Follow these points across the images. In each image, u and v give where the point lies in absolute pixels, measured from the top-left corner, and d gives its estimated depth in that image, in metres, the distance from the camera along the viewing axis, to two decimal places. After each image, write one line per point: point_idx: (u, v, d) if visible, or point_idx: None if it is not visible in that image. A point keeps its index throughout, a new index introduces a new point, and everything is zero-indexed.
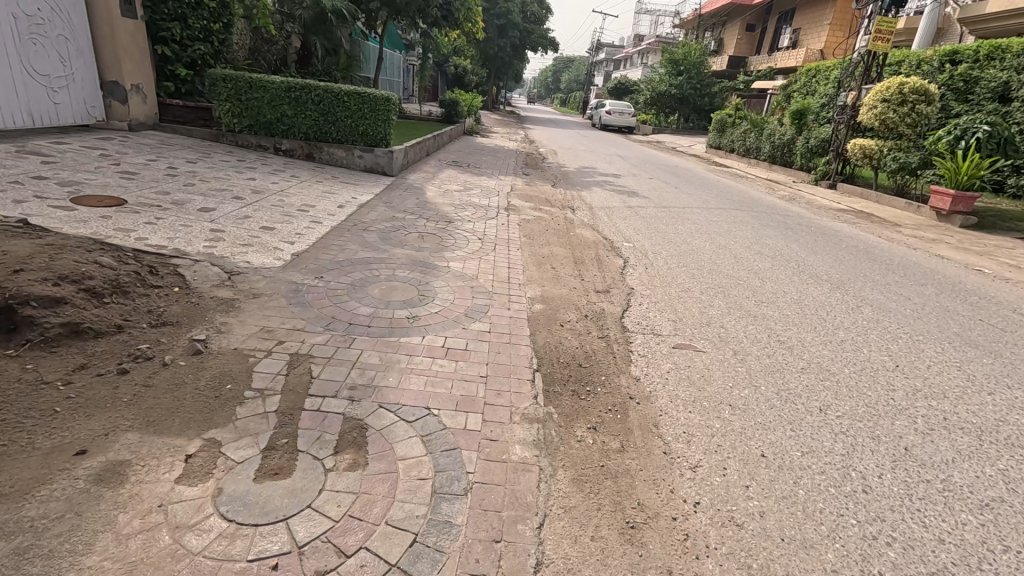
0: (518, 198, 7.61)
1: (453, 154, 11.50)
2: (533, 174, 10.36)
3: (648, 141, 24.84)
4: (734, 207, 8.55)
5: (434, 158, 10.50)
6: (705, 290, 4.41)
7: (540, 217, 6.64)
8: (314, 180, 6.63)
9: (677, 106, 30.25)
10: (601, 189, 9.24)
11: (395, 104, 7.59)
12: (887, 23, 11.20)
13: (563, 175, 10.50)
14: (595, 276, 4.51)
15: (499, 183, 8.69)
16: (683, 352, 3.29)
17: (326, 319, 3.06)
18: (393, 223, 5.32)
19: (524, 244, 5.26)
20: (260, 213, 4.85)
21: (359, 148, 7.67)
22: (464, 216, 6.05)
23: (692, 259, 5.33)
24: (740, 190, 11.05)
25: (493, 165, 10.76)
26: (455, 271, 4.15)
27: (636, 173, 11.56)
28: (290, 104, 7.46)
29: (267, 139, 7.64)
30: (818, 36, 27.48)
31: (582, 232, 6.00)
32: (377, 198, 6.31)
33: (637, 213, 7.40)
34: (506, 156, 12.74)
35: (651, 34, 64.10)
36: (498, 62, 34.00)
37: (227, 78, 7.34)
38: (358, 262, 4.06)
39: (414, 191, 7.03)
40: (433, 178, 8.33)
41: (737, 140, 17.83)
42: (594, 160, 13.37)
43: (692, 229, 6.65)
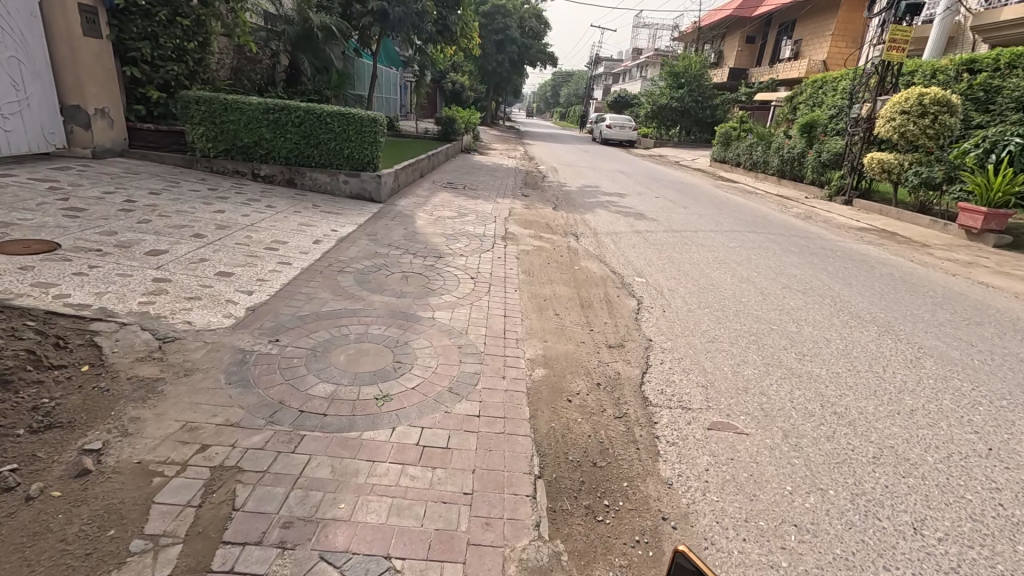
0: (516, 225, 7.01)
1: (449, 174, 10.94)
2: (532, 195, 9.79)
3: (650, 155, 24.37)
4: (750, 229, 7.93)
5: (428, 179, 9.94)
6: (733, 340, 3.77)
7: (540, 247, 6.03)
8: (292, 210, 6.05)
9: (678, 119, 29.84)
10: (605, 211, 8.65)
11: (382, 125, 7.06)
12: (902, 32, 10.73)
13: (564, 196, 9.92)
14: (605, 324, 3.87)
15: (496, 207, 8.10)
16: (722, 436, 2.63)
17: (270, 407, 2.41)
18: (374, 261, 4.71)
19: (524, 282, 4.63)
20: (220, 254, 4.24)
21: (344, 173, 7.11)
22: (455, 248, 5.44)
23: (713, 297, 4.70)
24: (753, 208, 10.43)
25: (490, 186, 10.19)
26: (441, 325, 3.50)
27: (641, 192, 10.99)
28: (268, 126, 6.92)
29: (244, 164, 7.09)
30: (821, 47, 27.10)
31: (587, 265, 5.38)
32: (360, 228, 5.73)
33: (645, 239, 6.80)
34: (504, 175, 12.19)
35: (650, 48, 64.28)
36: (496, 78, 33.82)
37: (200, 100, 6.81)
38: (324, 316, 3.42)
39: (402, 219, 6.45)
40: (425, 203, 7.75)
41: (743, 154, 17.27)
42: (597, 178, 12.81)
43: (708, 258, 6.03)
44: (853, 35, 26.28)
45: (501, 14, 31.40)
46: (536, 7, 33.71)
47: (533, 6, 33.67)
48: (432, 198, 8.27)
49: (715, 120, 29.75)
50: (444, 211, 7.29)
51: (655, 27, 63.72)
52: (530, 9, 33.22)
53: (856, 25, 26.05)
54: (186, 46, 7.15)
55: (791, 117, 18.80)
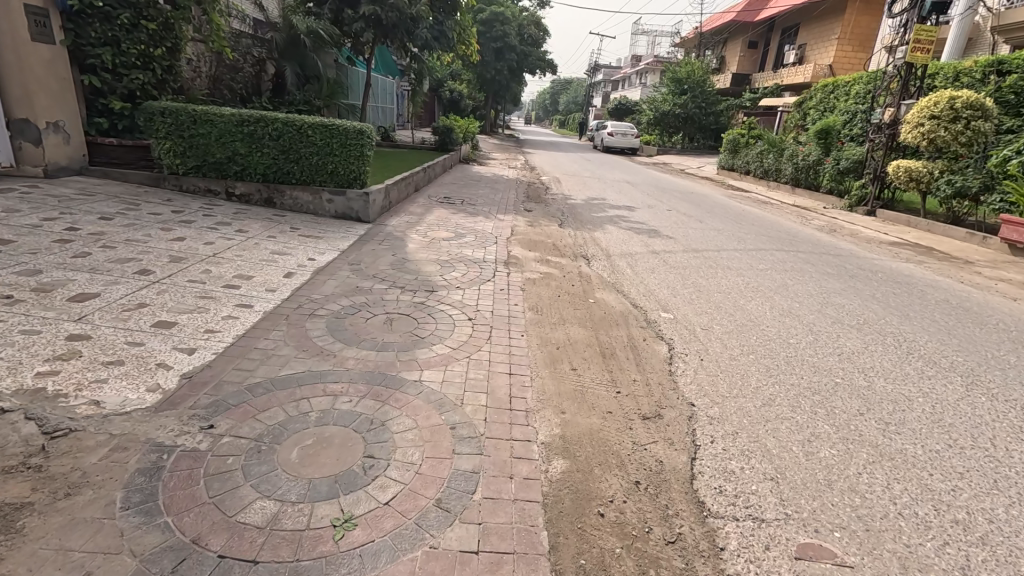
0: (519, 246, 6.31)
1: (445, 188, 10.26)
2: (535, 209, 9.09)
3: (654, 163, 23.75)
4: (776, 246, 7.22)
5: (423, 194, 9.24)
6: (791, 402, 3.05)
7: (548, 273, 5.32)
8: (266, 234, 5.35)
9: (681, 126, 29.24)
10: (615, 227, 7.94)
11: (369, 138, 6.37)
12: (927, 31, 10.03)
13: (568, 210, 9.23)
14: (635, 382, 3.14)
15: (496, 224, 7.40)
16: (818, 571, 1.89)
17: (178, 552, 1.68)
18: (352, 298, 4.00)
19: (531, 323, 3.91)
20: (165, 297, 3.52)
21: (328, 191, 6.41)
22: (450, 278, 4.73)
23: (754, 338, 3.98)
24: (774, 221, 9.71)
25: (490, 200, 9.49)
26: (430, 394, 2.77)
27: (652, 204, 10.28)
28: (243, 140, 6.21)
29: (217, 183, 6.38)
30: (827, 52, 26.53)
31: (603, 297, 4.67)
32: (342, 256, 5.04)
33: (663, 261, 6.09)
34: (505, 188, 11.51)
35: (649, 55, 63.98)
36: (496, 86, 33.33)
37: (167, 111, 6.10)
38: (281, 385, 2.68)
39: (391, 242, 5.76)
40: (418, 221, 7.05)
41: (753, 162, 16.59)
42: (602, 189, 12.12)
43: (736, 284, 5.32)
44: (860, 39, 25.70)
45: (499, 22, 30.97)
46: (534, 15, 33.33)
47: (532, 14, 33.29)
48: (426, 215, 7.56)
49: (718, 127, 29.15)
50: (439, 231, 6.59)
51: (654, 34, 63.53)
52: (529, 17, 32.83)
53: (862, 28, 25.48)
54: (152, 52, 6.48)
55: (801, 124, 18.14)
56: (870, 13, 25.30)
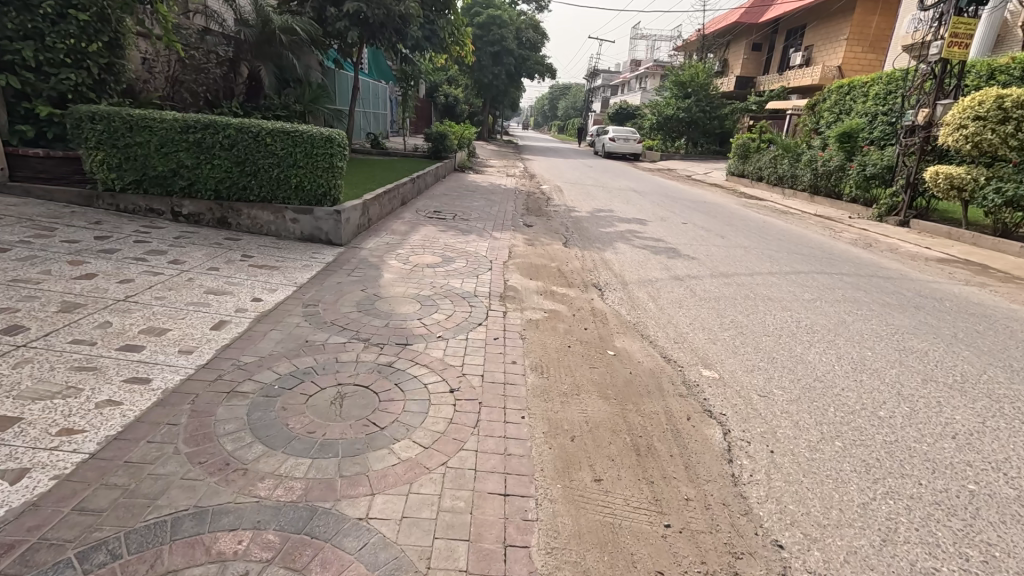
0: (518, 273, 5.34)
1: (436, 201, 9.32)
2: (536, 225, 8.13)
3: (659, 169, 22.84)
4: (814, 268, 6.24)
5: (410, 208, 8.28)
6: (921, 534, 2.06)
7: (555, 311, 4.35)
8: (207, 265, 4.38)
9: (685, 130, 28.38)
10: (627, 246, 6.99)
11: (340, 146, 5.42)
12: (966, 24, 9.15)
13: (572, 225, 8.29)
14: (690, 503, 2.16)
15: (491, 244, 6.43)
16: None
17: None
18: (295, 360, 3.01)
19: (535, 394, 2.91)
20: (25, 371, 2.54)
21: (292, 209, 5.44)
22: (431, 324, 3.75)
23: (830, 410, 3.00)
24: (800, 235, 8.79)
25: (485, 214, 8.54)
26: (379, 550, 1.77)
27: (665, 216, 9.34)
28: (189, 150, 5.24)
29: (161, 200, 5.41)
30: (835, 53, 25.71)
31: (625, 346, 3.70)
32: (297, 294, 4.07)
33: (688, 291, 5.12)
34: (502, 199, 10.57)
35: (649, 59, 63.35)
36: (493, 91, 32.49)
37: (97, 116, 5.13)
38: (138, 544, 1.69)
39: (363, 272, 4.80)
40: (400, 243, 6.07)
41: (767, 169, 15.67)
42: (608, 200, 11.19)
43: (784, 324, 4.35)
44: (869, 39, 24.89)
45: (496, 25, 30.33)
46: (533, 18, 32.65)
47: (529, 17, 32.62)
48: (410, 234, 6.59)
49: (723, 131, 28.29)
50: (424, 256, 5.62)
51: (653, 39, 62.91)
52: (526, 21, 32.14)
53: (871, 28, 24.68)
54: (85, 48, 5.52)
55: (815, 128, 17.23)
56: (879, 13, 24.50)
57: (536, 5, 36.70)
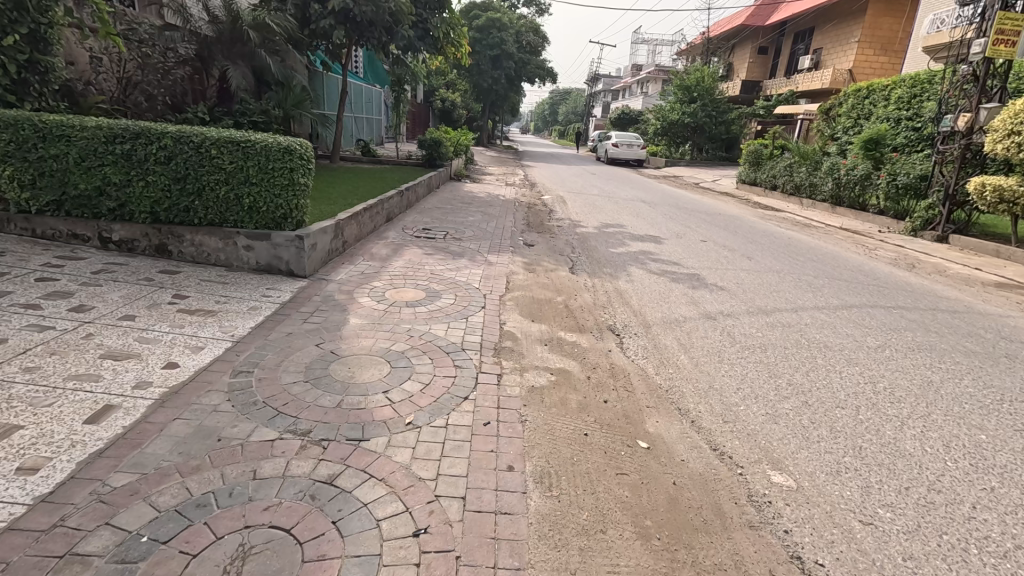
0: (516, 312, 4.40)
1: (426, 216, 8.38)
2: (537, 245, 7.20)
3: (665, 176, 21.94)
4: (864, 299, 5.32)
5: (396, 226, 7.35)
6: None
7: (565, 370, 3.41)
8: (121, 312, 3.46)
9: (690, 136, 27.50)
10: (643, 271, 6.07)
11: (301, 159, 4.52)
12: (1013, 20, 8.25)
13: (577, 244, 7.37)
14: None
15: (485, 271, 5.50)
16: None
17: None
18: (189, 479, 2.07)
19: (540, 537, 1.97)
20: None
21: (245, 235, 4.54)
22: (400, 399, 2.82)
23: (972, 554, 2.04)
24: (833, 254, 7.86)
25: (480, 231, 7.61)
26: None
27: (680, 233, 8.40)
28: (117, 164, 4.33)
29: (86, 224, 4.50)
30: (846, 55, 24.92)
31: (660, 434, 2.75)
32: (229, 353, 3.14)
33: (724, 336, 4.19)
34: (500, 212, 9.64)
35: (651, 64, 62.75)
36: (493, 95, 31.69)
37: (6, 124, 4.25)
38: None
39: (323, 316, 3.88)
40: (377, 272, 5.14)
41: (782, 177, 14.74)
42: (615, 213, 10.26)
43: (854, 386, 3.41)
44: (881, 41, 24.08)
45: (496, 28, 29.56)
46: (533, 21, 31.86)
47: (529, 20, 31.83)
48: (391, 259, 5.66)
49: (730, 136, 27.41)
50: (403, 289, 4.69)
51: (654, 43, 62.40)
52: (526, 23, 31.33)
53: (883, 30, 23.89)
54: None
55: (831, 133, 16.30)
56: (892, 14, 23.71)
57: (537, 9, 35.93)
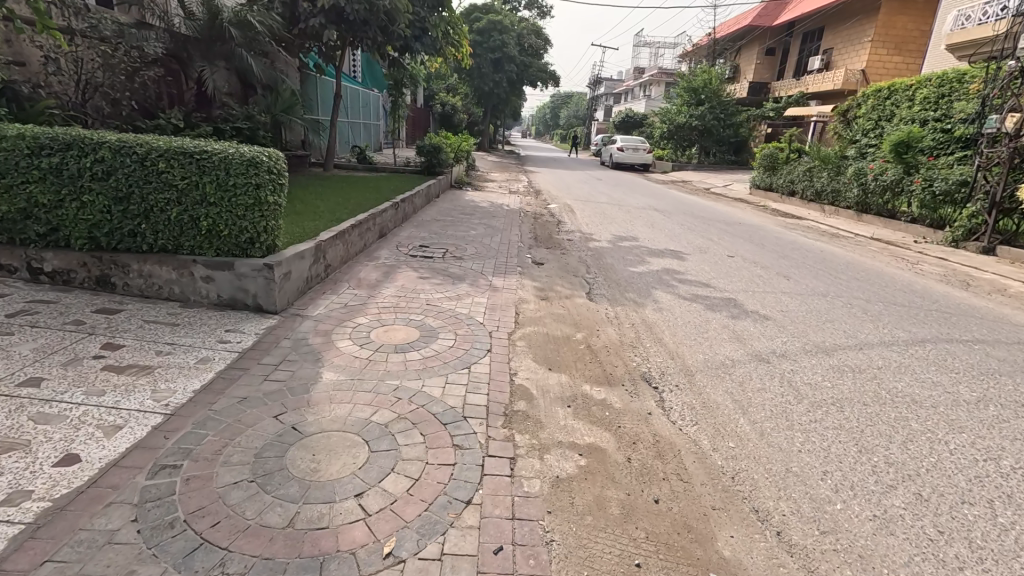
0: (529, 356, 3.63)
1: (423, 230, 7.64)
2: (547, 263, 6.44)
3: (673, 181, 21.20)
4: (935, 332, 4.53)
5: (390, 243, 6.60)
6: None
7: (599, 447, 2.64)
8: (26, 373, 2.70)
9: (698, 139, 26.77)
10: (671, 296, 5.30)
11: (269, 172, 3.76)
12: None
13: (591, 262, 6.62)
14: None
15: (490, 300, 4.73)
16: None
17: None
18: None
19: None
20: None
21: (202, 264, 3.78)
22: (377, 510, 2.04)
23: None
24: (875, 270, 7.08)
25: (484, 248, 6.85)
26: None
27: (703, 247, 7.64)
28: (46, 181, 3.59)
29: (14, 252, 3.77)
30: (858, 55, 24.19)
31: (740, 562, 1.96)
32: (154, 436, 2.37)
33: (785, 388, 3.41)
34: (504, 223, 8.89)
35: (653, 67, 62.18)
36: (495, 100, 31.05)
37: None
38: None
39: (291, 369, 3.11)
40: (364, 303, 4.38)
41: (802, 182, 13.98)
42: (628, 224, 9.52)
43: (973, 467, 2.62)
44: (895, 41, 23.34)
45: (497, 31, 28.96)
46: (534, 24, 31.26)
47: (531, 23, 31.23)
48: (382, 286, 4.90)
49: (738, 139, 26.67)
50: (393, 327, 3.93)
51: (657, 46, 61.82)
52: (528, 26, 30.72)
53: (898, 29, 23.15)
54: None
55: (851, 136, 15.55)
56: (906, 12, 22.97)
57: (539, 12, 35.40)
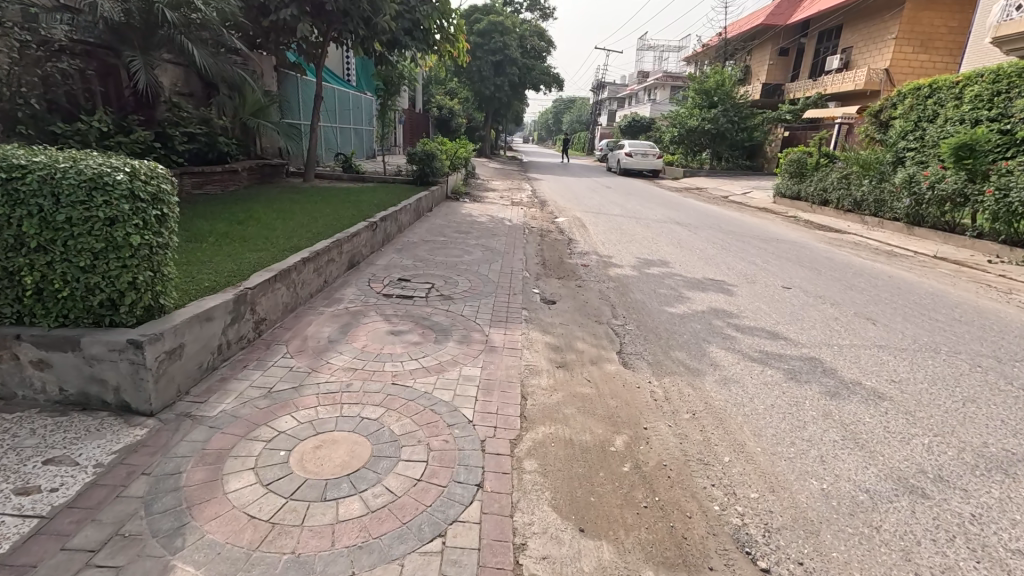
0: (545, 499, 2.22)
1: (407, 257, 6.25)
2: (559, 302, 5.05)
3: (686, 189, 19.82)
4: None
5: (360, 277, 5.21)
6: None
7: None
8: None
9: (709, 143, 25.40)
10: (730, 356, 3.91)
11: (124, 196, 2.40)
12: None
13: (615, 299, 5.23)
14: None
15: (484, 372, 3.33)
16: None
17: None
18: None
19: None
20: None
21: (31, 343, 2.42)
22: None
23: None
24: (971, 304, 5.65)
25: (480, 280, 5.46)
26: None
27: (750, 276, 6.24)
28: None
29: None
30: (880, 54, 22.87)
31: None
32: None
33: (987, 568, 1.99)
34: (506, 243, 7.52)
35: (658, 71, 61.01)
36: (496, 104, 29.76)
37: None
38: None
39: (117, 563, 1.72)
40: (298, 387, 2.97)
41: (840, 191, 12.56)
42: (650, 243, 8.14)
43: None
44: (921, 37, 22.00)
45: (497, 33, 27.73)
46: (537, 25, 30.07)
47: (534, 24, 30.03)
48: (334, 351, 3.50)
49: (753, 143, 25.28)
50: (332, 438, 2.52)
51: (661, 49, 60.69)
52: (530, 27, 29.51)
53: (924, 25, 21.83)
54: None
55: (888, 139, 14.12)
56: (932, 7, 21.66)
57: (542, 13, 34.26)
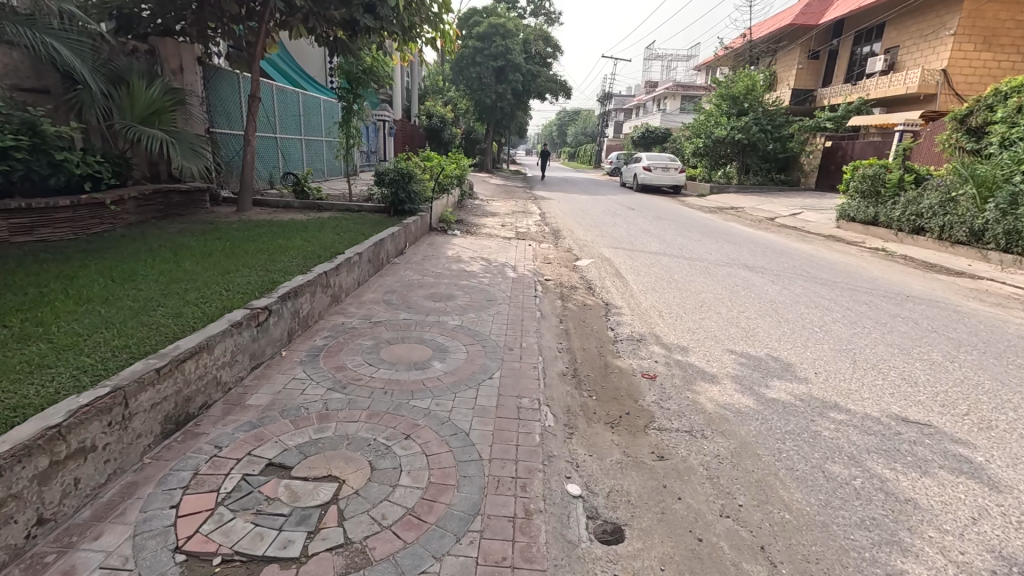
0: None
1: (318, 377, 3.31)
2: (634, 543, 2.12)
3: (720, 209, 16.90)
4: None
5: (173, 475, 2.29)
6: None
7: None
8: None
9: (738, 155, 22.62)
10: None
11: None
12: None
13: (753, 517, 2.30)
14: None
15: None
16: None
17: None
18: None
19: None
20: None
21: None
22: None
23: None
24: None
25: (449, 458, 2.54)
26: None
27: (967, 409, 3.31)
28: None
29: None
30: (934, 52, 20.16)
31: None
32: None
33: None
34: (506, 321, 4.62)
35: (667, 80, 58.61)
36: (498, 114, 27.11)
37: None
38: None
39: None
40: None
41: (944, 216, 9.74)
42: (730, 314, 5.22)
43: None
44: (984, 33, 19.28)
45: (499, 36, 25.20)
46: (542, 29, 27.53)
47: (539, 28, 27.58)
48: None
49: (786, 155, 22.20)
50: None
51: (670, 57, 58.55)
52: (535, 30, 26.98)
53: (987, 19, 19.15)
54: None
55: (986, 148, 11.25)
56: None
57: (547, 18, 31.90)
